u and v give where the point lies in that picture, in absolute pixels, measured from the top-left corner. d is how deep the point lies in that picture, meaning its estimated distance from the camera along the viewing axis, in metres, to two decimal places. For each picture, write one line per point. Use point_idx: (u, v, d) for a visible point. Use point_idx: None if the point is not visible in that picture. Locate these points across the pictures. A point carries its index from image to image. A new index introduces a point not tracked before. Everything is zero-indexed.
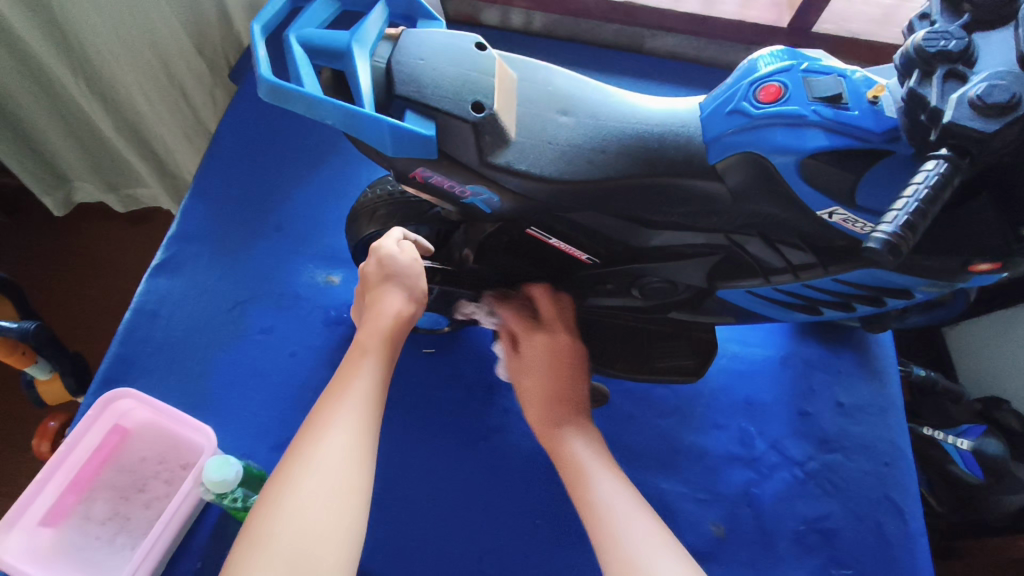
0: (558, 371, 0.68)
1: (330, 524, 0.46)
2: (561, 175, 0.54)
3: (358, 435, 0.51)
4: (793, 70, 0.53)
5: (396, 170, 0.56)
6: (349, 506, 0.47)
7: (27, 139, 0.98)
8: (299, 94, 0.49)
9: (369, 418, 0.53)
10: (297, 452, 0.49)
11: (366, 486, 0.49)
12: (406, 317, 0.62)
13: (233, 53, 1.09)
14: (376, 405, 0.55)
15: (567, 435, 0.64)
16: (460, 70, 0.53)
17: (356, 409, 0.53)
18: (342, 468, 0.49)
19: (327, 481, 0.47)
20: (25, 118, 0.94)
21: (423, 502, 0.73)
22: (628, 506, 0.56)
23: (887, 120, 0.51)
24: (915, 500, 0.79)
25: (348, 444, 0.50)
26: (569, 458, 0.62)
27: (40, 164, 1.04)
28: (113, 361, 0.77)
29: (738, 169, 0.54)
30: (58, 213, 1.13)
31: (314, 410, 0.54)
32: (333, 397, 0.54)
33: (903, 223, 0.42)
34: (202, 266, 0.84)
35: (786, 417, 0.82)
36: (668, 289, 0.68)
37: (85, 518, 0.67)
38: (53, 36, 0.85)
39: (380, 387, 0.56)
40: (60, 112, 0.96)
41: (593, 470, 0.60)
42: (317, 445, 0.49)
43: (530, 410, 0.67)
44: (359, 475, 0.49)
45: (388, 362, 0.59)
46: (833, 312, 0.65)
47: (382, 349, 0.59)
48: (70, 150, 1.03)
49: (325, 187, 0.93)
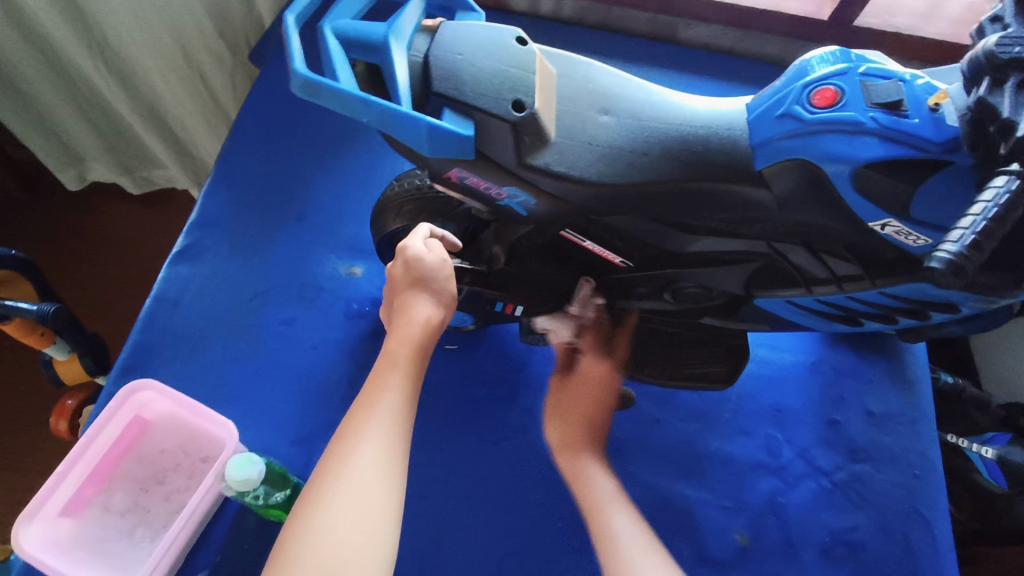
0: (598, 393, 0.68)
1: (359, 545, 0.45)
2: (603, 178, 0.52)
3: (389, 449, 0.50)
4: (849, 74, 0.51)
5: (429, 169, 0.54)
6: (379, 525, 0.47)
7: (42, 119, 0.98)
8: (333, 89, 0.46)
9: (399, 433, 0.52)
10: (326, 469, 0.49)
11: (395, 503, 0.49)
12: (435, 324, 0.61)
13: (254, 35, 1.07)
14: (406, 419, 0.53)
15: (584, 458, 0.63)
16: (500, 67, 0.50)
17: (387, 422, 0.52)
18: (372, 486, 0.48)
19: (356, 501, 0.47)
20: (41, 100, 0.94)
21: (445, 501, 0.72)
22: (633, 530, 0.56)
23: (949, 129, 0.48)
24: (944, 513, 0.77)
25: (379, 461, 0.49)
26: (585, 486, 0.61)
27: (54, 143, 1.03)
28: (134, 350, 0.76)
29: (787, 177, 0.52)
30: (74, 188, 1.10)
31: (344, 422, 0.53)
32: (363, 410, 0.53)
33: (969, 244, 0.40)
34: (224, 254, 0.83)
35: (814, 425, 0.80)
36: (701, 294, 0.66)
37: (106, 509, 0.66)
38: (70, 15, 0.83)
39: (409, 400, 0.54)
40: (75, 94, 0.95)
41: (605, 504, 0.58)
42: (347, 461, 0.48)
43: (556, 432, 0.67)
44: (389, 495, 0.48)
45: (417, 374, 0.58)
46: (874, 324, 0.63)
47: (413, 357, 0.58)
48: (86, 131, 1.01)
49: (348, 175, 0.92)
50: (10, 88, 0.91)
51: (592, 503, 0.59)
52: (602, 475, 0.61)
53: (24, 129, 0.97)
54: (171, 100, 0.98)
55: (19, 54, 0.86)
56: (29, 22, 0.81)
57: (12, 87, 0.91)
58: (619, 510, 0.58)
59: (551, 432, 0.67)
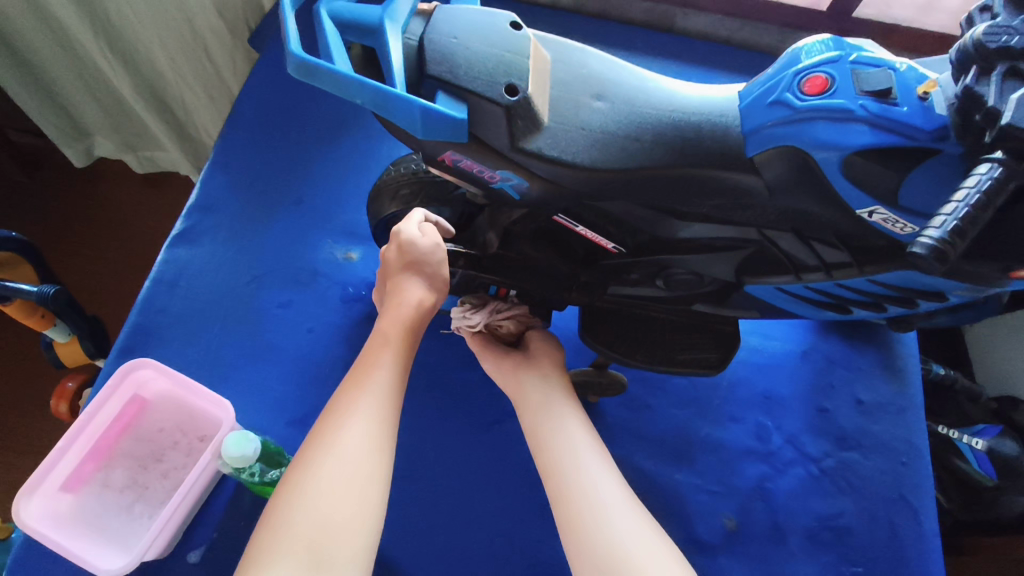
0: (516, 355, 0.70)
1: (347, 516, 0.46)
2: (595, 163, 0.52)
3: (378, 425, 0.51)
4: (840, 62, 0.51)
5: (424, 152, 0.55)
6: (367, 497, 0.48)
7: (51, 94, 1.00)
8: (328, 70, 0.47)
9: (388, 410, 0.53)
10: (315, 443, 0.50)
11: (384, 476, 0.50)
12: (428, 307, 0.62)
13: (254, 19, 1.07)
14: (395, 397, 0.54)
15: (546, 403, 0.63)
16: (495, 52, 0.51)
17: (377, 398, 0.53)
18: (361, 459, 0.49)
19: (344, 475, 0.48)
20: (44, 68, 0.95)
21: (438, 483, 0.73)
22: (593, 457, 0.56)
23: (938, 118, 0.48)
24: (930, 500, 0.78)
25: (367, 435, 0.50)
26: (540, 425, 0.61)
27: (63, 118, 1.04)
28: (132, 331, 0.77)
29: (775, 163, 0.52)
30: (80, 165, 1.13)
31: (334, 399, 0.54)
32: (353, 387, 0.54)
33: (951, 229, 0.40)
34: (222, 237, 0.84)
35: (803, 412, 0.81)
36: (693, 280, 0.67)
37: (105, 485, 0.67)
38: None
39: (399, 378, 0.55)
40: (73, 59, 0.95)
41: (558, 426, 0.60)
42: (337, 434, 0.50)
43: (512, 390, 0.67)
44: (377, 467, 0.49)
45: (407, 355, 0.59)
46: (863, 312, 0.64)
47: (403, 339, 0.59)
48: (92, 108, 1.04)
49: (345, 160, 0.92)
50: (17, 59, 0.92)
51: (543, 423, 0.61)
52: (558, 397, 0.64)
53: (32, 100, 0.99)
54: (170, 72, 0.99)
55: (15, 12, 0.85)
56: None
57: (17, 55, 0.92)
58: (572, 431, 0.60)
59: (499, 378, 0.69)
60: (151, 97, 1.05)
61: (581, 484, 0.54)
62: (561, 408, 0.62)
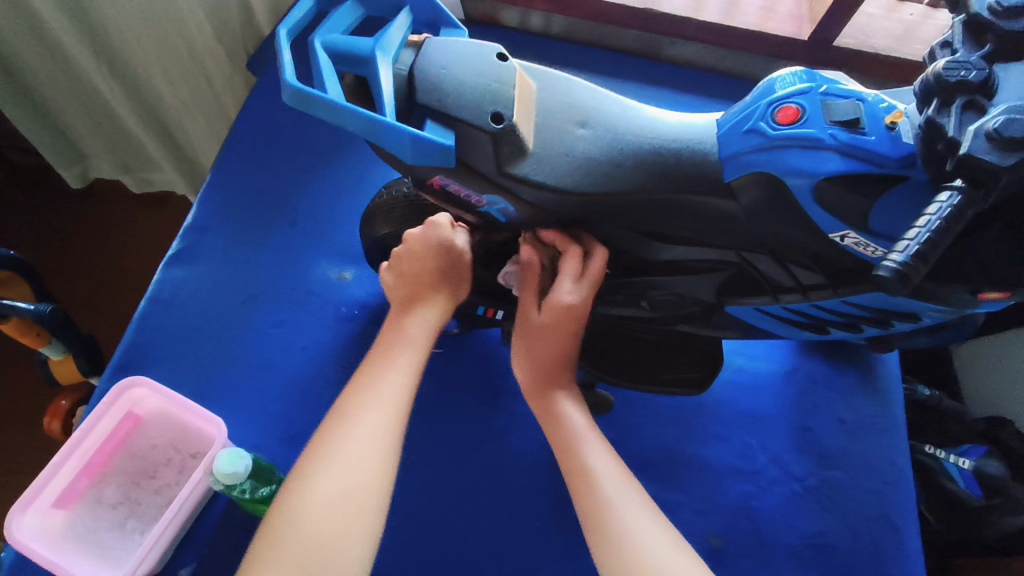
0: (560, 339, 0.63)
1: (340, 521, 0.48)
2: (578, 188, 0.55)
3: (379, 429, 0.53)
4: (811, 93, 0.54)
5: (414, 176, 0.57)
6: (362, 500, 0.49)
7: (48, 118, 1.03)
8: (322, 100, 0.49)
9: (388, 425, 0.54)
10: (313, 462, 0.51)
11: (381, 479, 0.51)
12: (444, 313, 0.64)
13: (252, 42, 1.09)
14: (401, 402, 0.56)
15: (556, 401, 0.63)
16: (482, 81, 0.53)
17: (381, 404, 0.55)
18: (359, 464, 0.51)
19: (341, 478, 0.50)
20: (45, 98, 0.99)
21: (426, 501, 0.74)
22: (627, 491, 0.55)
23: (905, 146, 0.51)
24: (912, 519, 0.79)
25: (366, 454, 0.51)
26: (563, 433, 0.61)
27: (61, 143, 1.09)
28: (127, 349, 0.78)
29: (752, 189, 0.54)
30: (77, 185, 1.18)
31: (342, 402, 0.56)
32: (353, 402, 0.55)
33: (914, 254, 0.42)
34: (218, 257, 0.85)
35: (788, 431, 0.83)
36: (676, 301, 0.68)
37: (97, 501, 0.68)
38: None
39: (407, 384, 0.57)
40: (72, 82, 0.98)
41: (587, 446, 0.59)
42: (340, 438, 0.52)
43: (520, 376, 0.66)
44: (372, 488, 0.50)
45: (420, 358, 0.60)
46: (840, 332, 0.66)
47: (418, 345, 0.61)
48: (89, 133, 1.07)
49: (339, 182, 0.94)
50: (19, 87, 0.96)
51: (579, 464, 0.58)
52: (574, 409, 0.63)
53: (32, 129, 1.03)
54: (168, 94, 1.02)
55: (15, 37, 0.87)
56: (36, 20, 0.86)
57: (17, 81, 0.95)
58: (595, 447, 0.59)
59: (517, 375, 0.66)
60: (152, 119, 1.08)
61: (612, 517, 0.53)
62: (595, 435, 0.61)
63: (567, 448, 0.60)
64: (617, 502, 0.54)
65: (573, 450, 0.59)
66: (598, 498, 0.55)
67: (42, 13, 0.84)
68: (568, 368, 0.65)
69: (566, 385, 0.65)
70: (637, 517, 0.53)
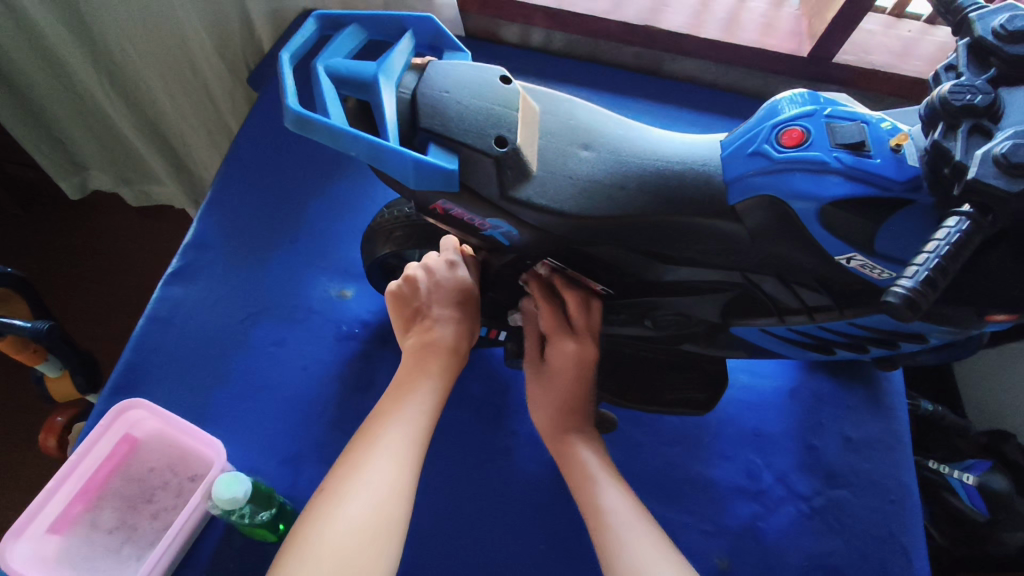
0: (574, 383, 0.68)
1: (369, 532, 0.49)
2: (583, 211, 0.54)
3: (404, 448, 0.55)
4: (816, 115, 0.53)
5: (417, 199, 0.57)
6: (389, 512, 0.50)
7: (47, 124, 1.05)
8: (324, 124, 0.49)
9: (409, 461, 0.54)
10: (336, 487, 0.51)
11: (406, 493, 0.52)
12: (463, 350, 0.66)
13: (254, 59, 1.05)
14: (424, 424, 0.58)
15: (575, 443, 0.66)
16: (485, 105, 0.53)
17: (405, 424, 0.57)
18: (387, 478, 0.52)
19: (370, 489, 0.51)
20: (43, 103, 1.01)
21: (428, 523, 0.73)
22: (636, 520, 0.58)
23: (910, 169, 0.51)
24: (919, 539, 0.78)
25: (389, 485, 0.52)
26: (579, 468, 0.64)
27: (58, 152, 1.10)
28: (125, 369, 0.78)
29: (757, 212, 0.54)
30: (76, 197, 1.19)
31: (366, 425, 0.58)
32: (373, 435, 0.55)
33: (923, 279, 0.42)
34: (217, 274, 0.85)
35: (793, 450, 0.82)
36: (680, 322, 0.68)
37: (93, 526, 0.67)
38: (62, 9, 0.86)
39: (429, 407, 0.59)
40: (70, 92, 1.00)
41: (601, 481, 0.62)
42: (366, 454, 0.53)
43: (539, 417, 0.69)
44: (394, 518, 0.50)
45: (442, 385, 0.63)
46: (846, 352, 0.65)
47: (440, 373, 0.63)
48: (86, 142, 1.08)
49: (339, 199, 0.94)
50: (16, 93, 0.98)
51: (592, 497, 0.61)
52: (591, 453, 0.65)
53: (28, 135, 1.05)
54: (168, 107, 1.02)
55: (12, 45, 0.90)
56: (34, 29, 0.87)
57: (13, 85, 0.97)
58: (608, 484, 0.62)
59: (536, 418, 0.70)
60: (151, 129, 1.08)
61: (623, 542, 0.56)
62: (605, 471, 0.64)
63: (584, 482, 0.63)
64: (625, 533, 0.56)
65: (589, 484, 0.62)
66: (612, 528, 0.57)
67: (40, 22, 0.86)
68: (587, 415, 0.69)
69: (585, 430, 0.68)
70: (649, 543, 0.56)
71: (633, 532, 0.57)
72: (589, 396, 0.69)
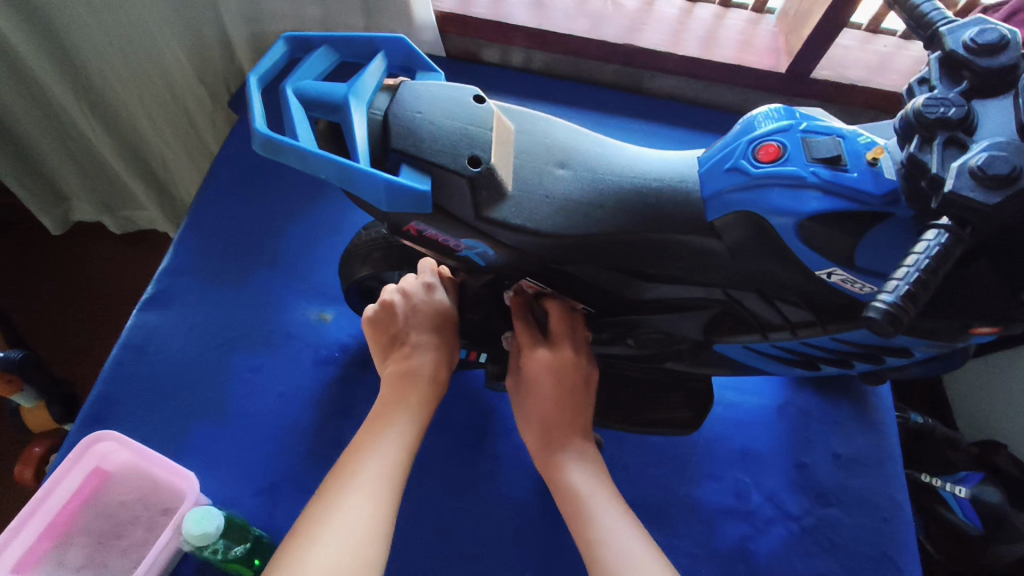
0: (562, 393, 0.64)
1: (345, 574, 0.46)
2: (559, 230, 0.54)
3: (382, 486, 0.53)
4: (791, 130, 0.53)
5: (391, 222, 0.56)
6: (367, 553, 0.48)
7: (29, 160, 1.04)
8: (292, 147, 0.48)
9: (386, 497, 0.52)
10: (310, 527, 0.49)
11: (384, 531, 0.50)
12: (443, 378, 0.65)
13: (236, 82, 1.03)
14: (403, 460, 0.56)
15: (567, 462, 0.61)
16: (458, 124, 0.52)
17: (383, 461, 0.55)
18: (365, 518, 0.50)
19: (347, 530, 0.48)
20: (23, 137, 1.00)
21: (410, 553, 0.70)
22: (633, 544, 0.54)
23: (888, 183, 0.50)
24: (913, 558, 0.77)
25: (362, 527, 0.49)
26: (571, 492, 0.59)
27: (40, 185, 1.09)
28: (97, 399, 0.75)
29: (736, 228, 0.53)
30: (57, 231, 1.17)
31: (342, 460, 0.56)
32: (346, 475, 0.53)
33: (903, 294, 0.41)
34: (193, 299, 0.83)
35: (783, 468, 0.81)
36: (664, 340, 0.67)
37: (59, 565, 0.64)
38: (44, 39, 0.86)
39: (408, 443, 0.58)
40: (52, 120, 0.99)
41: (595, 507, 0.57)
42: (342, 494, 0.51)
43: (527, 433, 0.65)
44: (367, 561, 0.47)
45: (421, 420, 0.61)
46: (831, 368, 0.64)
47: (419, 407, 0.61)
48: (69, 172, 1.08)
49: (319, 220, 0.93)
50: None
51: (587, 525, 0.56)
52: (580, 469, 0.61)
53: (12, 171, 1.03)
54: (150, 132, 1.01)
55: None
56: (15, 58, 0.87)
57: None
58: (603, 503, 0.58)
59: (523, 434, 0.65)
60: (134, 156, 1.08)
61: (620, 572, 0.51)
62: (601, 497, 0.58)
63: (578, 511, 0.57)
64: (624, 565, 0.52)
65: (584, 514, 0.57)
66: (609, 561, 0.53)
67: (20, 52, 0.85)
68: (578, 429, 0.64)
69: (577, 447, 0.63)
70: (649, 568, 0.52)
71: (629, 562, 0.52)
72: (578, 410, 0.64)
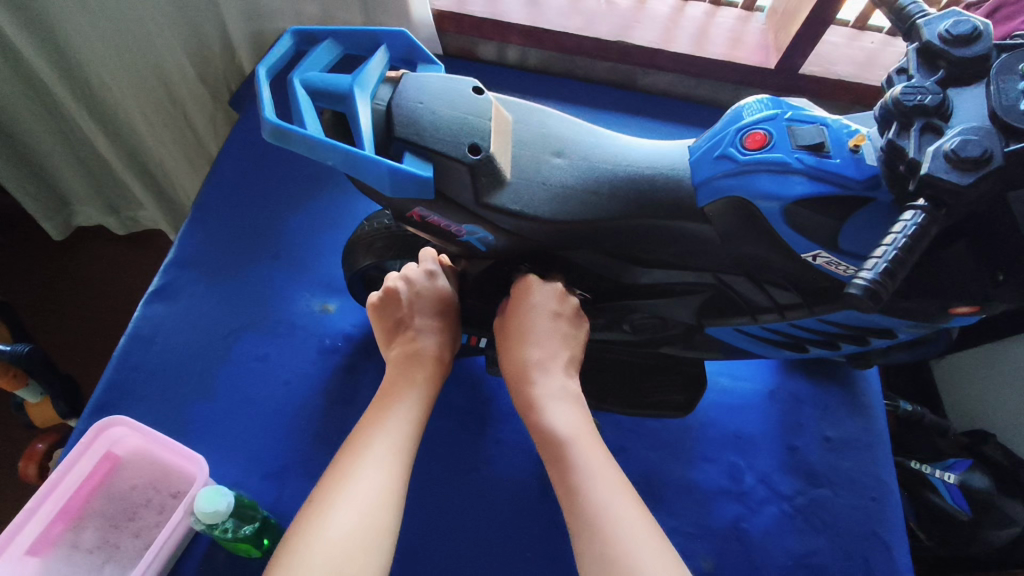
0: (553, 331, 0.62)
1: (359, 539, 0.49)
2: (556, 216, 0.56)
3: (393, 459, 0.55)
4: (777, 119, 0.56)
5: (394, 208, 0.58)
6: (381, 519, 0.50)
7: (35, 165, 1.07)
8: (301, 136, 0.50)
9: (397, 468, 0.55)
10: (325, 497, 0.51)
11: (395, 500, 0.53)
12: (446, 360, 0.67)
13: (236, 81, 1.06)
14: (412, 435, 0.59)
15: (547, 402, 0.59)
16: (458, 114, 0.55)
17: (393, 434, 0.57)
18: (377, 488, 0.52)
19: (361, 499, 0.51)
20: (29, 143, 1.03)
21: (413, 534, 0.72)
22: (619, 495, 0.52)
23: (869, 169, 0.52)
24: (901, 536, 0.79)
25: (377, 496, 0.52)
26: (553, 437, 0.56)
27: (44, 189, 1.12)
28: (106, 388, 0.77)
29: (725, 213, 0.56)
30: (58, 236, 1.20)
31: (354, 434, 0.58)
32: (359, 447, 0.55)
33: (882, 271, 0.43)
34: (198, 291, 0.85)
35: (774, 451, 0.83)
36: (658, 324, 0.69)
37: (74, 546, 0.66)
38: (49, 47, 0.88)
39: (417, 418, 0.60)
40: (56, 124, 1.02)
41: (579, 453, 0.55)
42: (355, 465, 0.54)
43: (510, 374, 0.62)
44: (383, 529, 0.50)
45: (427, 397, 0.63)
46: (819, 350, 0.67)
47: (424, 385, 0.63)
48: (72, 175, 1.10)
49: (321, 215, 0.95)
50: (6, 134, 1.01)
51: (570, 477, 0.53)
52: (563, 411, 0.58)
53: (17, 177, 1.07)
54: (149, 135, 1.02)
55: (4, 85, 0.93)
56: (26, 65, 0.91)
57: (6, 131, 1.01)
58: (587, 450, 0.55)
59: (506, 371, 0.62)
60: (135, 159, 1.09)
61: (601, 530, 0.49)
62: (587, 444, 0.55)
63: (560, 457, 0.55)
64: (608, 519, 0.50)
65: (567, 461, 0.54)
66: (590, 511, 0.50)
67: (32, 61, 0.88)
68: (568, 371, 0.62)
69: (563, 388, 0.60)
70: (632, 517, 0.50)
71: (610, 516, 0.50)
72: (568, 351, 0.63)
